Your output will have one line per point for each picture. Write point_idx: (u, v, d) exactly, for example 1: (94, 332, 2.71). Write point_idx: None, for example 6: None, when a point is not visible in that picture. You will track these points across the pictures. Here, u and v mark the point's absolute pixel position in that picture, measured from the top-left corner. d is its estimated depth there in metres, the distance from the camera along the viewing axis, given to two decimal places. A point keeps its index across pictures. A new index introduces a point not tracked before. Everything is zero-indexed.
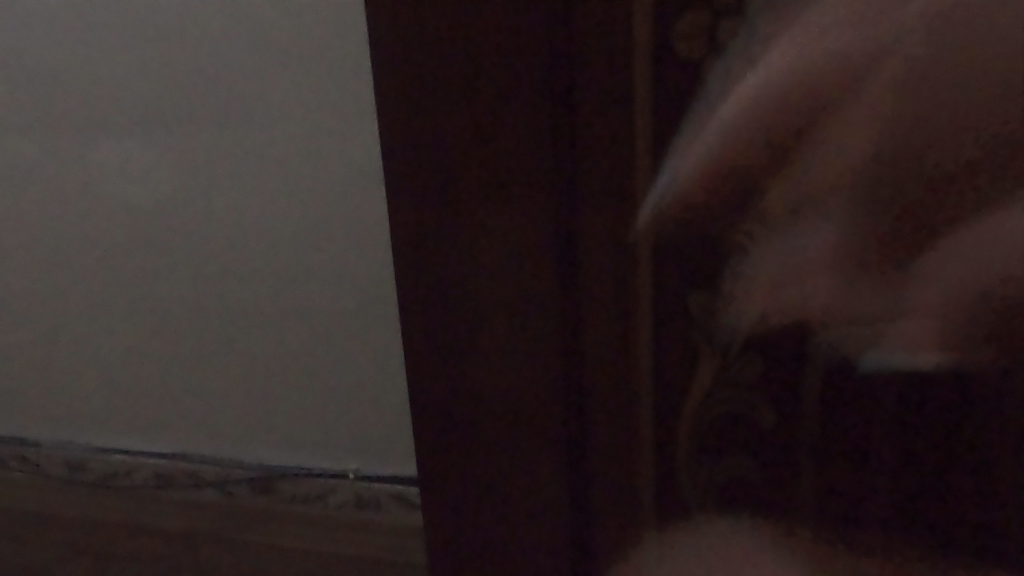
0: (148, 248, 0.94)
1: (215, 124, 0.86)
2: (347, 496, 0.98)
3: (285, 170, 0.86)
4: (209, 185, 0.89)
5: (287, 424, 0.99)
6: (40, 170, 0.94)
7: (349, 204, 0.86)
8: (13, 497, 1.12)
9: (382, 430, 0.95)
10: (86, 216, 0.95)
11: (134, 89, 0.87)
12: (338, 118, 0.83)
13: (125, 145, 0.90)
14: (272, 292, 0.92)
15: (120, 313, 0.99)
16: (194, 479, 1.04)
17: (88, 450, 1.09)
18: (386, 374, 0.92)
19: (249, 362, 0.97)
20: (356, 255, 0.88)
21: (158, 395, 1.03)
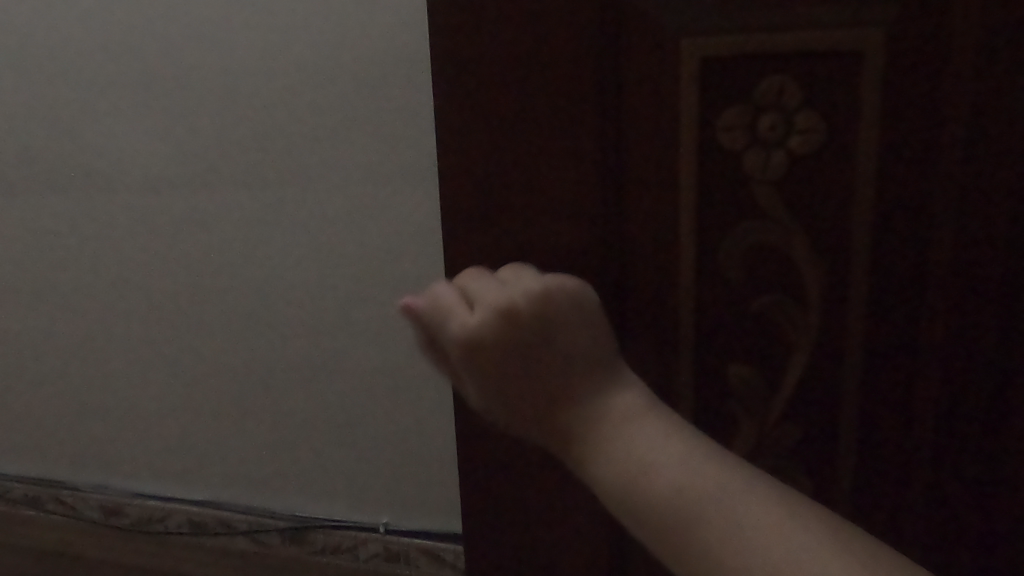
0: (194, 300, 0.98)
1: (263, 188, 0.90)
2: (378, 549, 1.00)
3: (331, 233, 0.89)
4: (256, 248, 0.93)
5: (322, 478, 1.01)
6: (95, 232, 0.98)
7: (393, 266, 0.88)
8: (56, 535, 1.16)
9: (412, 485, 0.97)
10: (136, 268, 0.99)
11: (187, 151, 0.91)
12: (378, 182, 0.86)
13: (174, 203, 0.94)
14: (310, 346, 0.95)
15: (162, 362, 1.02)
16: (229, 528, 1.07)
17: (124, 495, 1.11)
18: (418, 431, 0.94)
19: (284, 414, 0.99)
20: (398, 316, 0.90)
21: (194, 443, 1.05)
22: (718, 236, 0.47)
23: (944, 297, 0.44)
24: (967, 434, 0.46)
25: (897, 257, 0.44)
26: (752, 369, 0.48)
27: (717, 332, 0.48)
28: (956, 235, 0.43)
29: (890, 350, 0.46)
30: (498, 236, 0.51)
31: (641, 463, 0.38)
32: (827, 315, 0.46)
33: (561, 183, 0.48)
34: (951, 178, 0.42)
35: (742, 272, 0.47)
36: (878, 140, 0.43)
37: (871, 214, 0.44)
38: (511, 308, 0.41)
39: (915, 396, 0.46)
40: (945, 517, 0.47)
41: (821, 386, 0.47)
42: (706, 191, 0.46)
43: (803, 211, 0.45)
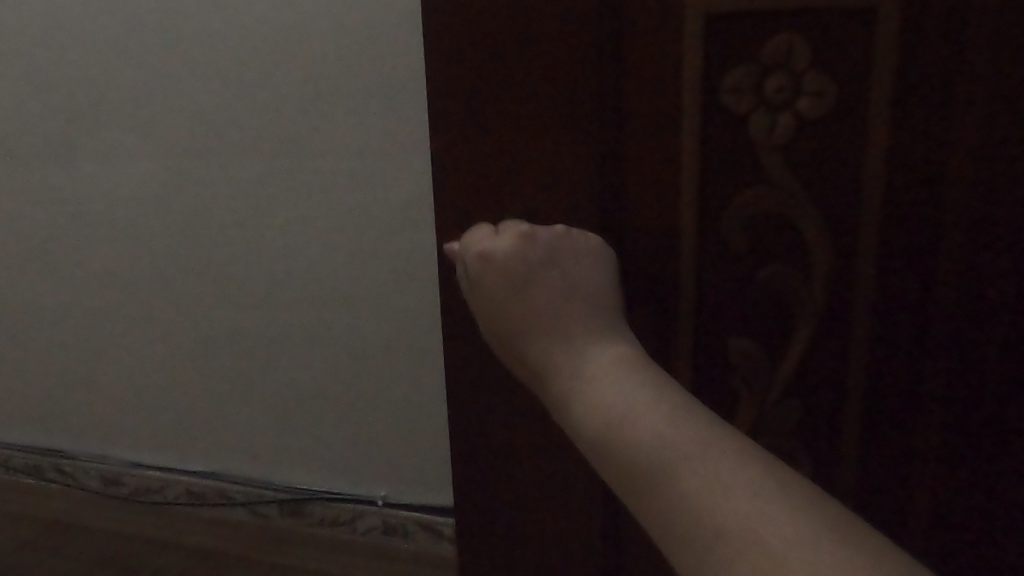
0: (190, 271, 0.96)
1: (262, 156, 0.88)
2: (376, 522, 1.00)
3: (330, 204, 0.88)
4: (254, 217, 0.91)
5: (320, 451, 1.00)
6: (93, 197, 0.97)
7: (394, 239, 0.87)
8: (58, 504, 1.17)
9: (410, 459, 0.96)
10: (133, 238, 0.97)
11: (183, 120, 0.89)
12: (376, 153, 0.84)
13: (171, 172, 0.92)
14: (307, 317, 0.94)
15: (160, 332, 1.01)
16: (228, 499, 1.06)
17: (123, 465, 1.11)
18: (416, 404, 0.93)
19: (281, 386, 0.98)
20: (399, 290, 0.89)
21: (193, 415, 1.04)
22: (720, 204, 0.45)
23: (956, 263, 0.42)
24: (972, 404, 0.44)
25: (909, 223, 0.42)
26: (757, 340, 0.46)
27: (722, 305, 0.46)
28: (971, 200, 0.41)
29: (899, 318, 0.44)
30: (492, 206, 0.48)
31: (611, 405, 0.38)
32: (834, 286, 0.44)
33: (557, 149, 0.46)
34: (967, 140, 0.40)
35: (745, 241, 0.45)
36: (891, 103, 0.41)
37: (881, 179, 0.42)
38: (533, 245, 0.45)
39: (921, 367, 0.44)
40: (953, 504, 0.46)
41: (827, 356, 0.45)
42: (710, 157, 0.44)
43: (811, 177, 0.43)
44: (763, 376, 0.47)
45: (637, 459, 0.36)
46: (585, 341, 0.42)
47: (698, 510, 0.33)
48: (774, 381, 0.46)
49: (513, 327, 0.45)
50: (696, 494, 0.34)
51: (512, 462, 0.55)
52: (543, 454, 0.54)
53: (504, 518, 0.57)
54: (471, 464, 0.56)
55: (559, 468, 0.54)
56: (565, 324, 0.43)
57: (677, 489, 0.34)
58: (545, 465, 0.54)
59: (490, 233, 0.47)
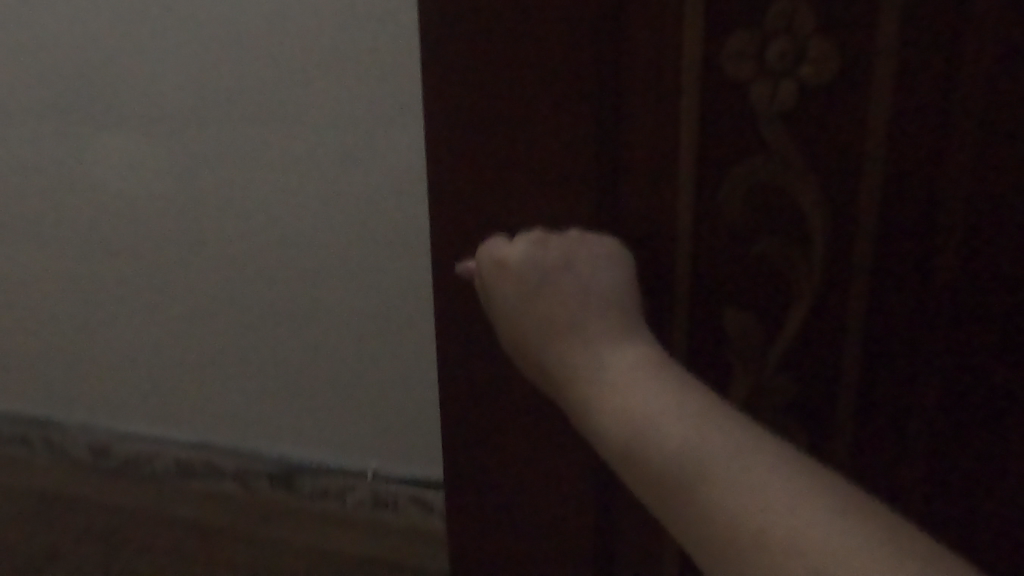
0: (180, 240, 0.95)
1: (254, 124, 0.87)
2: (366, 494, 0.99)
3: (322, 174, 0.86)
4: (246, 186, 0.90)
5: (311, 424, 0.99)
6: (81, 164, 0.96)
7: (387, 210, 0.86)
8: (44, 474, 1.16)
9: (401, 432, 0.96)
10: (122, 206, 0.96)
11: (172, 85, 0.88)
12: (369, 123, 0.83)
13: (161, 139, 0.91)
14: (297, 288, 0.93)
15: (149, 302, 1.00)
16: (217, 470, 1.06)
17: (112, 435, 1.10)
18: (407, 377, 0.93)
19: (271, 359, 0.98)
20: (390, 262, 0.88)
21: (183, 386, 1.04)
22: (718, 174, 0.44)
23: (954, 237, 0.41)
24: (966, 381, 0.44)
25: (909, 196, 0.41)
26: (752, 314, 0.46)
27: (718, 277, 0.46)
28: (971, 172, 0.40)
29: (895, 294, 0.43)
30: (486, 174, 0.47)
31: (641, 409, 0.37)
32: (832, 259, 0.43)
33: (554, 115, 0.45)
34: (970, 112, 0.40)
35: (743, 213, 0.44)
36: (895, 71, 0.40)
37: (883, 151, 0.41)
38: (547, 246, 0.45)
39: (915, 343, 0.44)
40: (944, 478, 0.46)
41: (820, 330, 0.45)
42: (709, 126, 0.43)
43: (812, 147, 0.42)
44: (757, 350, 0.46)
45: (669, 468, 0.35)
46: (609, 343, 0.40)
47: (741, 519, 0.32)
48: (767, 356, 0.46)
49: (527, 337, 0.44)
50: (740, 503, 0.33)
51: (505, 432, 0.55)
52: (536, 423, 0.54)
53: (494, 488, 0.57)
54: (464, 434, 0.56)
55: (551, 437, 0.54)
56: (584, 329, 0.41)
57: (713, 497, 0.34)
58: (538, 434, 0.54)
59: (504, 240, 0.47)
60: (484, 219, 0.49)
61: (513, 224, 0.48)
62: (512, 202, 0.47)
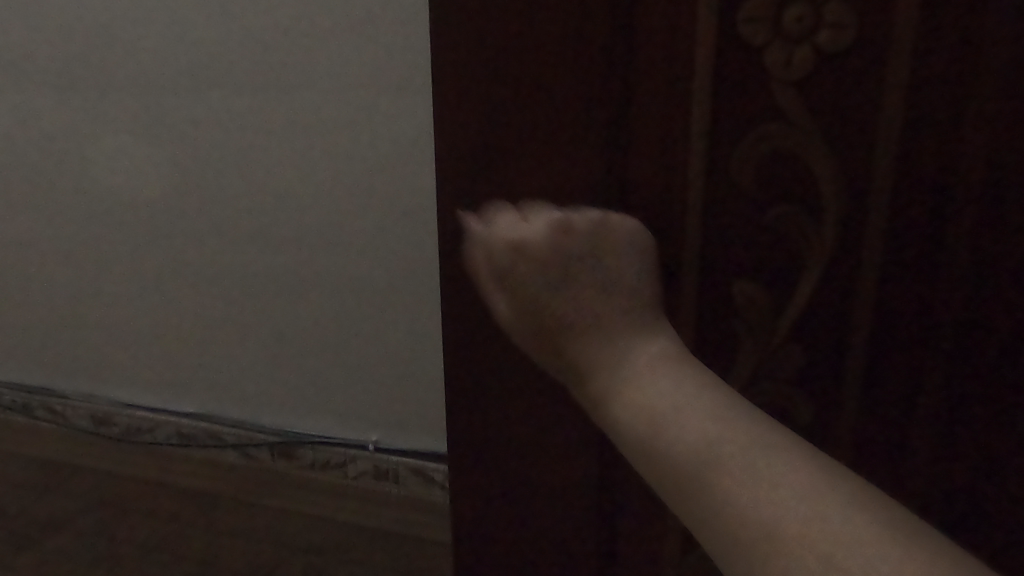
0: (184, 209, 0.95)
1: (258, 92, 0.86)
2: (367, 467, 1.00)
3: (323, 141, 0.86)
4: (250, 155, 0.89)
5: (313, 395, 0.99)
6: (83, 132, 0.95)
7: (387, 178, 0.85)
8: (48, 441, 1.17)
9: (403, 405, 0.95)
10: (126, 174, 0.96)
11: (179, 51, 0.87)
12: (373, 92, 0.82)
13: (166, 106, 0.90)
14: (299, 259, 0.92)
15: (152, 271, 1.00)
16: (219, 441, 1.06)
17: (114, 404, 1.11)
18: (409, 350, 0.92)
19: (273, 329, 0.97)
20: (391, 231, 0.87)
21: (185, 356, 1.04)
22: (726, 142, 0.40)
23: (982, 215, 0.37)
24: (992, 377, 0.39)
25: (935, 168, 0.37)
26: (759, 296, 0.42)
27: (722, 256, 0.42)
28: (1004, 144, 0.36)
29: (914, 276, 0.39)
30: (469, 131, 0.44)
31: (657, 406, 0.34)
32: (844, 225, 0.39)
33: (546, 77, 0.41)
34: (1006, 75, 0.35)
35: (753, 185, 0.40)
36: (915, 16, 0.36)
37: (906, 118, 0.37)
38: (569, 233, 0.38)
39: (936, 332, 0.40)
40: (967, 490, 0.41)
41: (831, 315, 0.41)
42: (718, 90, 0.39)
43: (824, 101, 0.38)
44: (762, 335, 0.42)
45: (685, 470, 0.32)
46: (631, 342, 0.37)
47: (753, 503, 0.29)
48: (774, 342, 0.42)
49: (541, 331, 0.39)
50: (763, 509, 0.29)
51: None
52: None
53: None
54: None
55: None
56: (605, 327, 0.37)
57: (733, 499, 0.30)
58: None
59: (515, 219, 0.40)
60: (467, 191, 0.45)
61: (497, 187, 0.44)
62: (496, 162, 0.44)
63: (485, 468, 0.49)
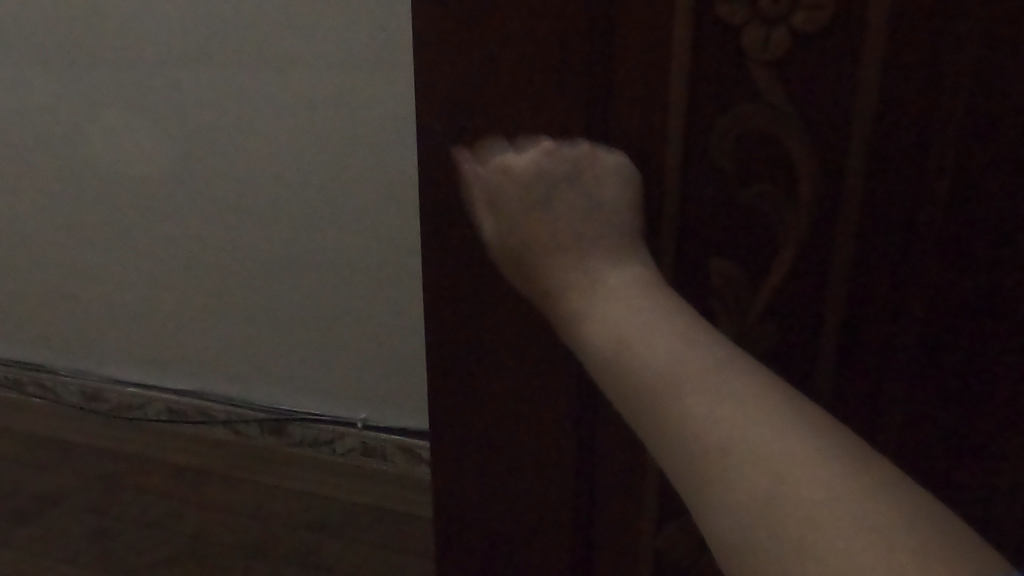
0: (172, 186, 0.95)
1: (245, 66, 0.86)
2: (355, 443, 1.00)
3: (311, 121, 0.86)
4: (237, 130, 0.89)
5: (301, 373, 1.00)
6: (69, 107, 0.95)
7: (376, 160, 0.85)
8: (40, 417, 1.17)
9: (393, 383, 0.96)
10: (114, 149, 0.95)
11: (164, 24, 0.87)
12: (360, 69, 0.82)
13: (152, 80, 0.90)
14: (288, 236, 0.92)
15: (140, 248, 1.00)
16: (209, 416, 1.07)
17: (105, 380, 1.11)
18: (397, 328, 0.93)
19: (262, 306, 0.98)
20: (380, 212, 0.88)
21: (174, 332, 1.04)
22: (705, 123, 0.40)
23: (953, 195, 0.38)
24: (962, 351, 0.41)
25: (908, 149, 0.38)
26: (736, 275, 0.42)
27: (701, 234, 0.42)
28: (974, 127, 0.37)
29: (886, 256, 0.40)
30: (450, 107, 0.44)
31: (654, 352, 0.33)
32: (818, 210, 0.40)
33: (529, 58, 0.41)
34: (978, 59, 0.36)
35: (730, 165, 0.41)
36: (889, 9, 0.36)
37: (881, 100, 0.38)
38: (554, 156, 0.42)
39: (909, 312, 0.41)
40: (938, 457, 0.43)
41: (806, 295, 0.42)
42: (697, 73, 0.39)
43: (800, 88, 0.38)
44: (738, 315, 0.43)
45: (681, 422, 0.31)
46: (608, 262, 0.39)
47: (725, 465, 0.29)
48: (750, 322, 0.43)
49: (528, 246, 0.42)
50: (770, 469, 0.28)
51: None
52: None
53: None
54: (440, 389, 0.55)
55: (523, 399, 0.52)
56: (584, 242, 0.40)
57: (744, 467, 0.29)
58: None
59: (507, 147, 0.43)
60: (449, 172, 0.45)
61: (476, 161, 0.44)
62: (478, 140, 0.44)
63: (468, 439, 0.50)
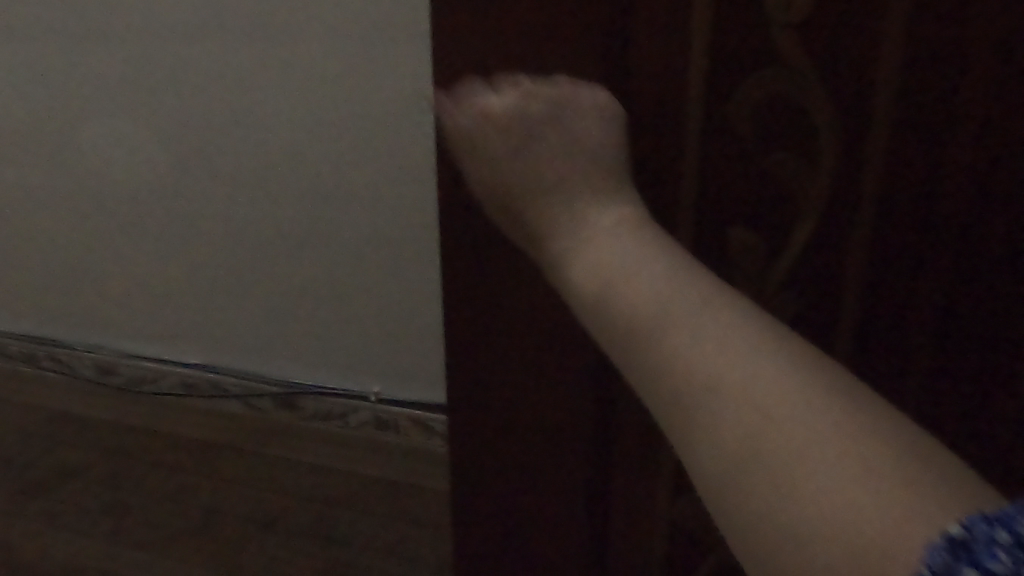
0: (185, 160, 0.95)
1: (260, 38, 0.85)
2: (368, 416, 1.01)
3: (325, 94, 0.85)
4: (250, 103, 0.89)
5: (314, 347, 1.00)
6: (84, 81, 0.95)
7: (391, 134, 0.85)
8: (57, 392, 1.19)
9: (406, 357, 0.97)
10: (128, 123, 0.96)
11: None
12: (373, 40, 0.81)
13: (166, 53, 0.90)
14: (301, 210, 0.92)
15: (153, 223, 1.01)
16: (223, 389, 1.08)
17: (119, 354, 1.12)
18: (411, 302, 0.93)
19: (275, 281, 0.98)
20: (393, 184, 0.87)
21: (188, 306, 1.04)
22: (725, 84, 0.38)
23: (982, 155, 0.36)
24: (993, 324, 0.39)
25: (935, 108, 0.36)
26: (758, 243, 0.40)
27: (720, 201, 0.40)
28: (1006, 82, 0.35)
29: (913, 223, 0.38)
30: (456, 53, 0.41)
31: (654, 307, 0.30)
32: (841, 174, 0.38)
33: (549, 20, 0.39)
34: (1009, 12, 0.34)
35: (752, 129, 0.38)
36: None
37: (908, 58, 0.36)
38: (534, 98, 0.40)
39: (938, 282, 0.39)
40: (969, 437, 0.41)
41: (829, 266, 0.40)
42: (718, 33, 0.38)
43: (826, 40, 0.37)
44: (761, 287, 0.41)
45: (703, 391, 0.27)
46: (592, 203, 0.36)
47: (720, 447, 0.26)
48: (772, 296, 0.41)
49: (508, 188, 0.40)
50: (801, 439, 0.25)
51: None
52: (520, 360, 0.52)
53: None
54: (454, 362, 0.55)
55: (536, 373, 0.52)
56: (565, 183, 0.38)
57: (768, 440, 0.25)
58: None
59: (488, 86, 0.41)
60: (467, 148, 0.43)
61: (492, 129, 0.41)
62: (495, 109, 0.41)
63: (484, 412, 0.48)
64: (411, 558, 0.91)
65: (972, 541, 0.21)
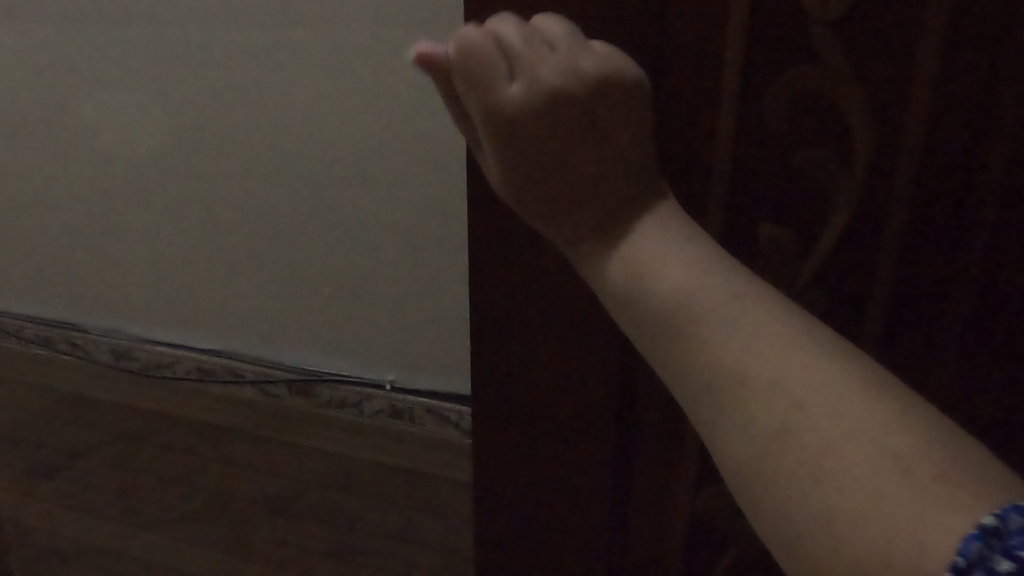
0: (201, 145, 0.95)
1: (275, 24, 0.85)
2: (382, 404, 1.01)
3: (342, 81, 0.85)
4: (265, 92, 0.89)
5: (327, 334, 1.01)
6: (102, 66, 0.96)
7: (409, 124, 0.85)
8: (71, 375, 1.20)
9: (419, 347, 0.97)
10: (145, 109, 0.96)
11: None
12: (391, 29, 0.81)
13: (183, 39, 0.90)
14: (315, 198, 0.92)
15: (168, 207, 1.01)
16: (235, 375, 1.09)
17: (133, 338, 1.13)
18: (426, 291, 0.93)
19: (292, 269, 0.98)
20: (408, 172, 0.87)
21: (201, 292, 1.05)
22: (760, 63, 0.34)
23: None
24: None
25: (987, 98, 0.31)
26: (789, 238, 0.36)
27: (752, 191, 0.36)
28: None
29: (956, 224, 0.33)
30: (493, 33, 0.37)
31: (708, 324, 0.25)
32: (877, 168, 0.33)
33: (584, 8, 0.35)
34: None
35: (785, 117, 0.34)
36: None
37: (959, 36, 0.31)
38: None
39: (982, 294, 0.34)
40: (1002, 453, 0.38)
41: (861, 266, 0.35)
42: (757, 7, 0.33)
43: (868, 29, 0.32)
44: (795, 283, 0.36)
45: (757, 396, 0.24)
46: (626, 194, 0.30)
47: (762, 450, 0.23)
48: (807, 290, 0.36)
49: None
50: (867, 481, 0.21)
51: None
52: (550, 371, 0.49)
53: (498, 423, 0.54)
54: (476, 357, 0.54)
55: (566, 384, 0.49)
56: None
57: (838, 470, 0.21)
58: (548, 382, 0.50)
59: None
60: None
61: None
62: None
63: (495, 397, 0.45)
64: (420, 546, 0.91)
65: (1004, 530, 0.19)
